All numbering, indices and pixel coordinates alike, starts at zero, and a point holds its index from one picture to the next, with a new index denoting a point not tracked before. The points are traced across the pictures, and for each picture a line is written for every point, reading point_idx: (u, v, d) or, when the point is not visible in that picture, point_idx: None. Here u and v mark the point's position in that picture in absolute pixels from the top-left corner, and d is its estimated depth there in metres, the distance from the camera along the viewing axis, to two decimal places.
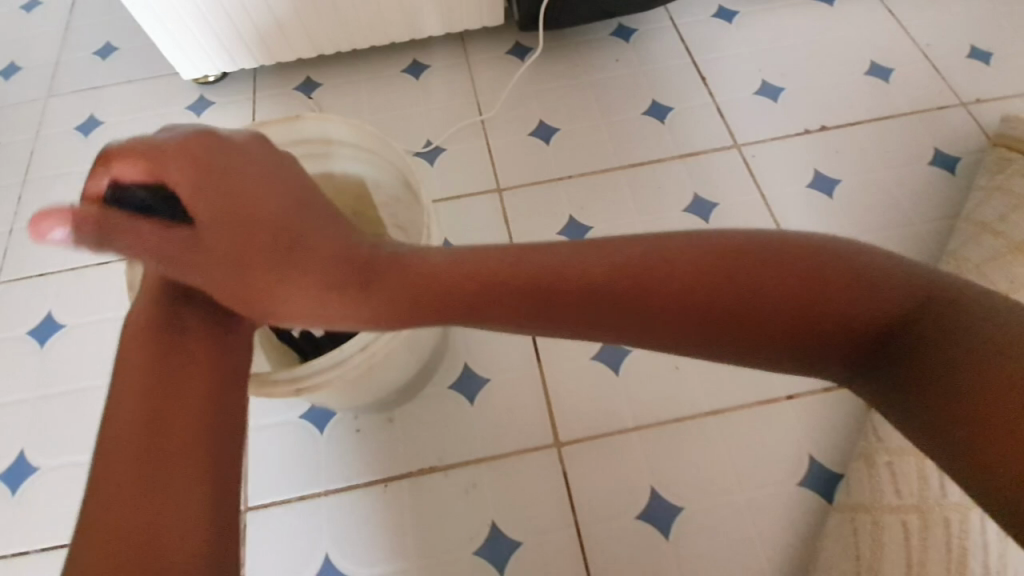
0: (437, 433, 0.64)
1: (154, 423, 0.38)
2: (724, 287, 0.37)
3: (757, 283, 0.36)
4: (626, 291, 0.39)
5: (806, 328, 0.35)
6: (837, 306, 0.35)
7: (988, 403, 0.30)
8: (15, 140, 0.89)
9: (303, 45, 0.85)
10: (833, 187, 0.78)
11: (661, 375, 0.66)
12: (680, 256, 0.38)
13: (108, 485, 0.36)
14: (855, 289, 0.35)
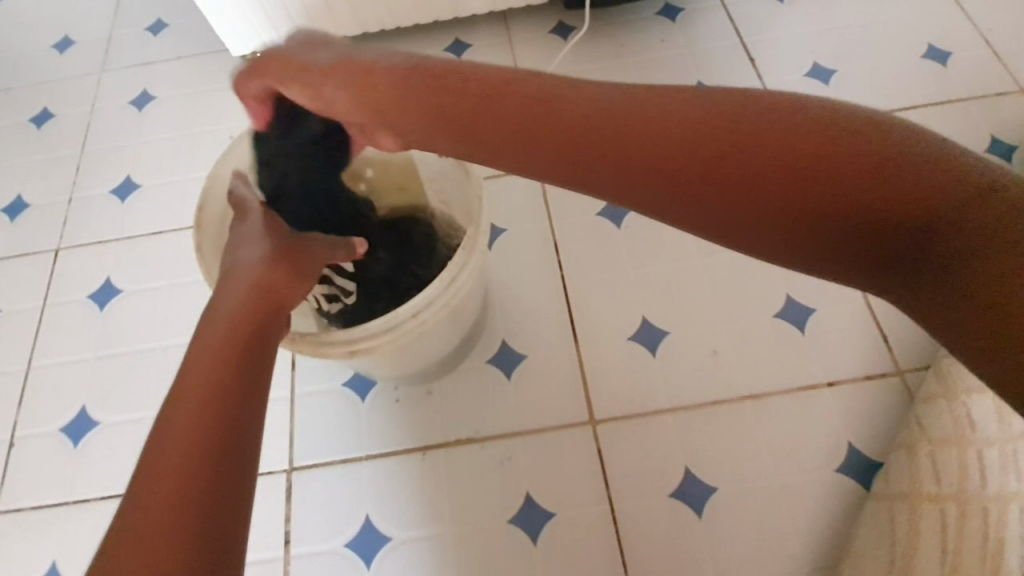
0: (474, 405, 0.65)
1: (222, 440, 0.34)
2: (695, 143, 0.33)
3: (765, 141, 0.32)
4: (618, 142, 0.35)
5: (787, 192, 0.31)
6: (833, 168, 0.30)
7: (967, 258, 0.28)
8: (73, 112, 0.92)
9: (349, 22, 0.86)
10: None
11: (698, 358, 0.66)
12: (664, 120, 0.34)
13: (159, 497, 0.31)
14: (840, 142, 0.31)
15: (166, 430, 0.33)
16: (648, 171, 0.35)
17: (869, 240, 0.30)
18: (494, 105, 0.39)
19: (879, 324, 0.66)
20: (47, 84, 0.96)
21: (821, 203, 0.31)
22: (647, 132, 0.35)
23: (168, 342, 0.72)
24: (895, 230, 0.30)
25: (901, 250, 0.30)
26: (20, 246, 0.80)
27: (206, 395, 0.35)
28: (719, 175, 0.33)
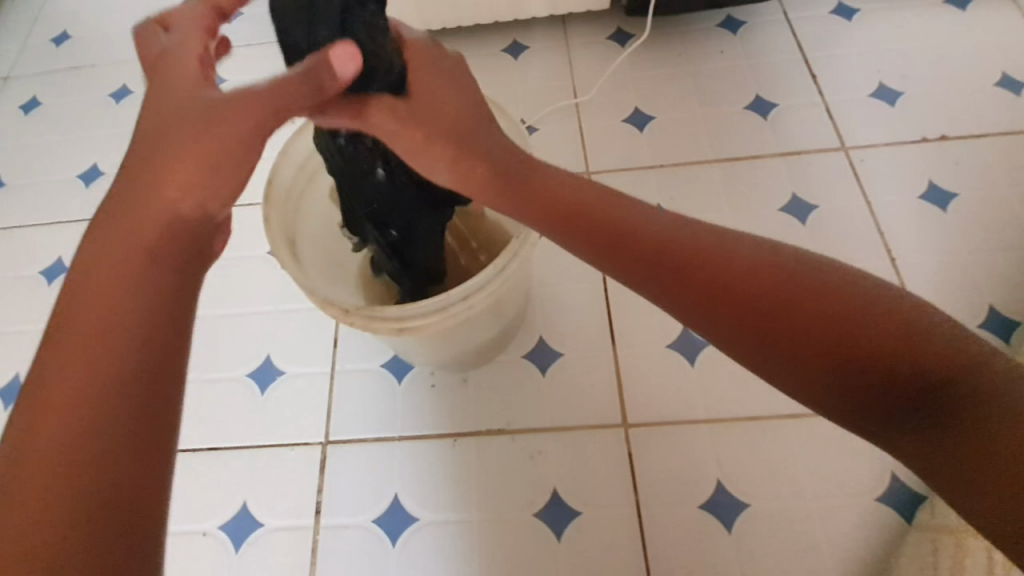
0: (508, 397, 0.66)
1: (125, 366, 0.30)
2: (713, 273, 0.37)
3: (761, 289, 0.36)
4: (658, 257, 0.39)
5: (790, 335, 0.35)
6: (819, 320, 0.34)
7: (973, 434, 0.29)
8: None
9: (415, 19, 0.89)
10: (947, 201, 0.74)
11: (738, 371, 0.65)
12: (685, 245, 0.39)
13: (57, 426, 0.28)
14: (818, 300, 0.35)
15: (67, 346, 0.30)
16: (664, 278, 0.39)
17: (838, 361, 0.33)
18: (539, 191, 0.44)
19: None
20: (126, 62, 1.02)
21: (817, 345, 0.34)
22: (651, 242, 0.40)
23: (223, 312, 0.74)
24: (854, 350, 0.33)
25: (862, 369, 0.33)
26: (91, 211, 0.86)
27: (109, 301, 0.31)
28: (713, 286, 0.37)
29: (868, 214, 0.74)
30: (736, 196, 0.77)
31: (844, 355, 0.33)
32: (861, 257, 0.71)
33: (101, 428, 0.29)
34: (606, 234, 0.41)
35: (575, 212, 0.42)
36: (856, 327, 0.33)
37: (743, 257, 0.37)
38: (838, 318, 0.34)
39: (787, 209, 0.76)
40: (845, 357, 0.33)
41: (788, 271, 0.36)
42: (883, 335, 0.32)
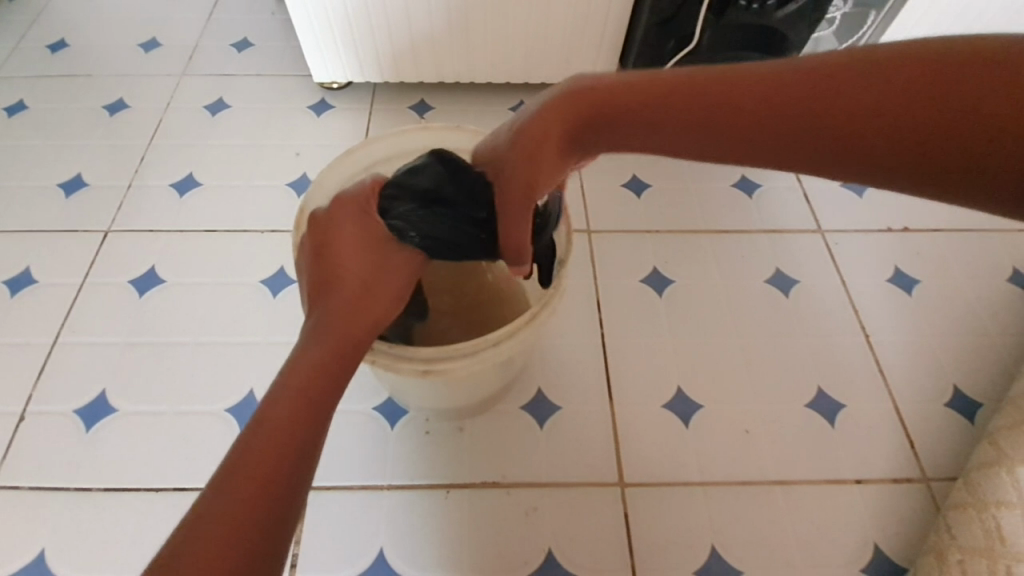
0: (504, 449, 0.64)
1: (292, 465, 0.35)
2: (793, 134, 0.40)
3: (837, 124, 0.39)
4: (740, 141, 0.42)
5: (863, 151, 0.39)
6: (874, 103, 0.38)
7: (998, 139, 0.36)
8: (148, 106, 0.96)
9: (428, 69, 0.92)
10: (913, 285, 0.80)
11: (730, 436, 0.67)
12: (767, 105, 0.41)
13: (226, 509, 0.32)
14: (878, 103, 0.38)
15: (251, 444, 0.35)
16: (749, 154, 0.43)
17: (906, 129, 0.38)
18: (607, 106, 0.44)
19: (905, 429, 0.68)
20: (125, 76, 1.00)
21: (874, 131, 0.38)
22: (737, 129, 0.42)
23: (206, 339, 0.71)
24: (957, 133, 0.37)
25: (938, 163, 0.38)
26: (71, 223, 0.81)
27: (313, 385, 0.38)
28: (799, 143, 0.41)
29: (845, 292, 0.78)
30: (726, 263, 0.80)
31: (931, 125, 0.37)
32: (841, 332, 0.75)
33: (259, 513, 0.33)
34: (683, 128, 0.43)
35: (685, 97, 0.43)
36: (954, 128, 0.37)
37: (823, 76, 0.39)
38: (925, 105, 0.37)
39: (772, 281, 0.79)
40: (877, 134, 0.38)
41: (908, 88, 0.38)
42: (926, 91, 0.37)
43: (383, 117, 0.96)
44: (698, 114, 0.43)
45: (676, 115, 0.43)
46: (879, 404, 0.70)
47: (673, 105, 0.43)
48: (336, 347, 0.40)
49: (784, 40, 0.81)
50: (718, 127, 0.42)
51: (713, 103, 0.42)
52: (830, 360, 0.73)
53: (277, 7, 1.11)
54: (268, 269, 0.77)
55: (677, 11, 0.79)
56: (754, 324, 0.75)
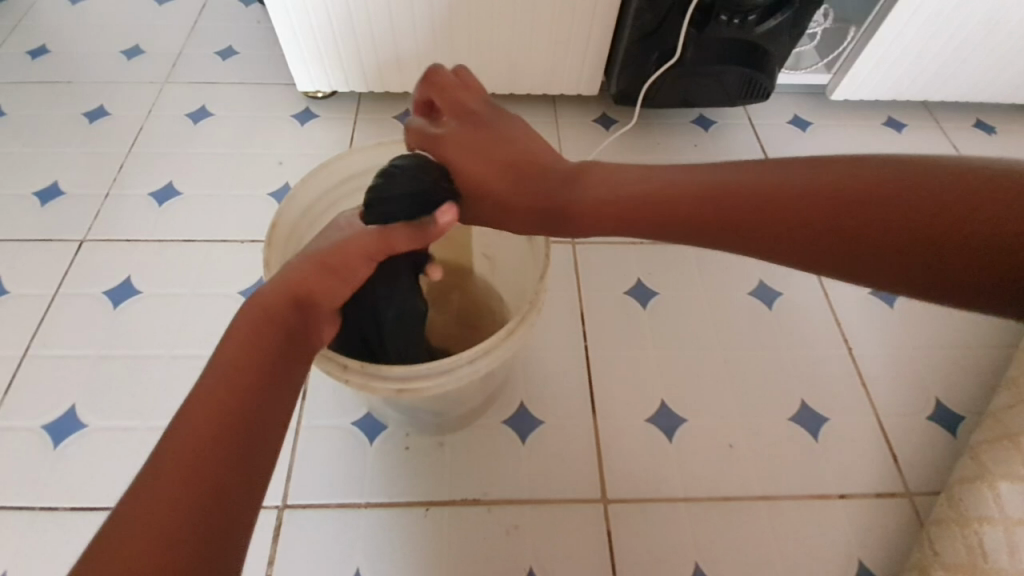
0: (485, 465, 0.63)
1: (220, 436, 0.33)
2: (790, 237, 0.42)
3: (832, 230, 0.40)
4: (739, 239, 0.44)
5: (865, 255, 0.40)
6: (868, 217, 0.39)
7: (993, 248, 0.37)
8: (128, 114, 0.95)
9: (413, 79, 0.92)
10: (895, 298, 0.80)
11: (714, 450, 0.66)
12: (764, 208, 0.42)
13: (159, 475, 0.31)
14: (870, 212, 0.39)
15: (183, 424, 0.33)
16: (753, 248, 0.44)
17: (901, 241, 0.39)
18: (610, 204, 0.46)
19: (888, 442, 0.68)
20: (105, 84, 0.99)
21: (872, 237, 0.40)
22: (736, 230, 0.43)
23: (181, 352, 0.69)
24: (952, 252, 0.38)
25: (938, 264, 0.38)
26: (45, 232, 0.79)
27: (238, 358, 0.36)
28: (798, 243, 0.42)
29: (828, 305, 0.79)
30: (710, 276, 0.80)
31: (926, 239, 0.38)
32: (824, 344, 0.75)
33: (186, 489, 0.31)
34: (686, 228, 0.44)
35: (677, 205, 0.44)
36: (949, 253, 0.38)
37: (803, 191, 0.41)
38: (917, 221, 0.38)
39: (757, 293, 0.79)
40: (876, 239, 0.39)
41: (898, 202, 0.39)
42: (921, 203, 0.38)
43: (368, 126, 0.95)
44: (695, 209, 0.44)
45: (677, 209, 0.44)
46: (862, 417, 0.70)
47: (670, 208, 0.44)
48: (271, 316, 0.38)
49: (766, 55, 0.82)
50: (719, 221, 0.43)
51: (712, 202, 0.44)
52: (813, 373, 0.72)
53: (262, 15, 1.11)
54: (247, 281, 0.76)
55: (659, 26, 0.79)
56: (737, 337, 0.74)
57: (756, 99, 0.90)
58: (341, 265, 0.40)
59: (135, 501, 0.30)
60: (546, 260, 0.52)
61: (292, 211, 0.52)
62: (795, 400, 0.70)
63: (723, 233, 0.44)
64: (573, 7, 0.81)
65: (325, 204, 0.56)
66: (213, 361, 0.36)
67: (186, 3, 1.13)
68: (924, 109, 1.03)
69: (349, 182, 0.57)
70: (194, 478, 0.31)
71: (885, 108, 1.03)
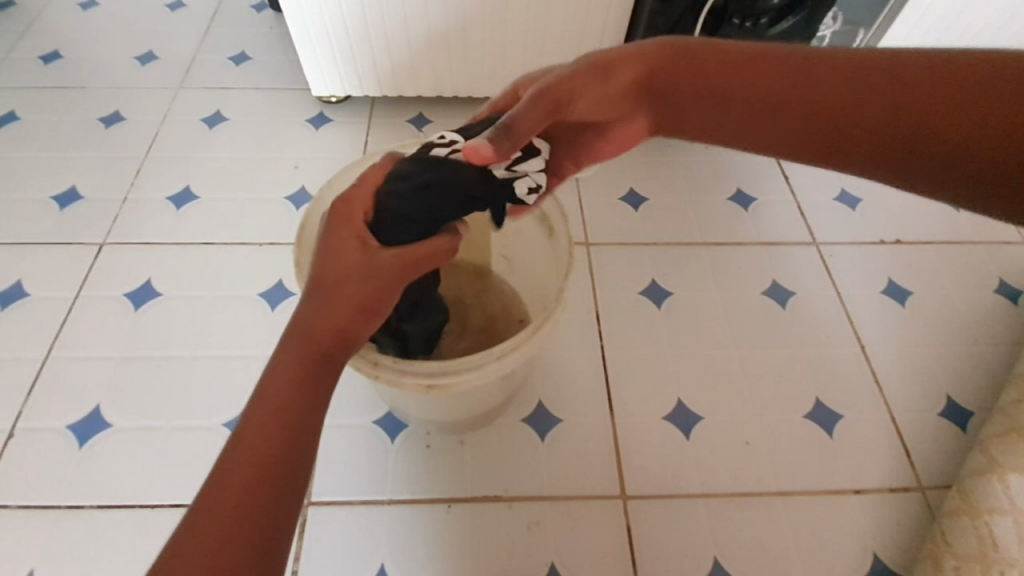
0: (505, 462, 0.64)
1: (261, 498, 0.32)
2: (792, 104, 0.43)
3: (837, 104, 0.41)
4: (745, 108, 0.45)
5: (865, 127, 0.41)
6: (872, 98, 0.40)
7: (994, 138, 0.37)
8: (145, 119, 0.96)
9: (427, 83, 0.93)
10: (906, 297, 0.81)
11: (730, 447, 0.67)
12: (777, 74, 0.43)
13: (202, 534, 0.31)
14: (878, 90, 0.40)
15: (228, 471, 0.32)
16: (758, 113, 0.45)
17: (903, 115, 0.40)
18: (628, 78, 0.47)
19: (901, 438, 0.69)
20: (121, 89, 1.00)
21: (877, 113, 0.40)
22: (742, 98, 0.45)
23: (203, 353, 0.70)
24: (970, 144, 0.38)
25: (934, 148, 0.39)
26: (65, 235, 0.80)
27: (277, 410, 0.34)
28: (802, 109, 0.42)
29: (840, 304, 0.79)
30: (723, 276, 0.81)
31: (929, 120, 0.39)
32: (837, 342, 0.76)
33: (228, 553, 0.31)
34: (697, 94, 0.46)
35: (711, 77, 0.45)
36: (935, 134, 0.39)
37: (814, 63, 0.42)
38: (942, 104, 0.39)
39: (769, 292, 0.80)
40: (873, 114, 0.40)
41: (898, 77, 0.40)
42: (929, 86, 0.39)
43: (381, 130, 0.96)
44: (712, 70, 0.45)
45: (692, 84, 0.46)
46: (876, 414, 0.71)
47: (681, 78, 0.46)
48: (308, 364, 0.36)
49: None
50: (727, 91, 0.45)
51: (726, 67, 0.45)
52: (827, 370, 0.73)
53: (275, 21, 1.12)
54: (266, 282, 0.77)
55: (672, 30, 0.80)
56: (751, 335, 0.75)
57: None
58: (370, 301, 0.38)
59: (185, 549, 0.31)
60: (569, 261, 0.52)
61: (318, 211, 0.53)
62: (809, 397, 0.71)
63: (747, 107, 0.45)
64: (585, 12, 0.82)
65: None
66: (252, 404, 0.34)
67: (199, 10, 1.14)
68: None
69: None
70: (239, 534, 0.31)
71: None
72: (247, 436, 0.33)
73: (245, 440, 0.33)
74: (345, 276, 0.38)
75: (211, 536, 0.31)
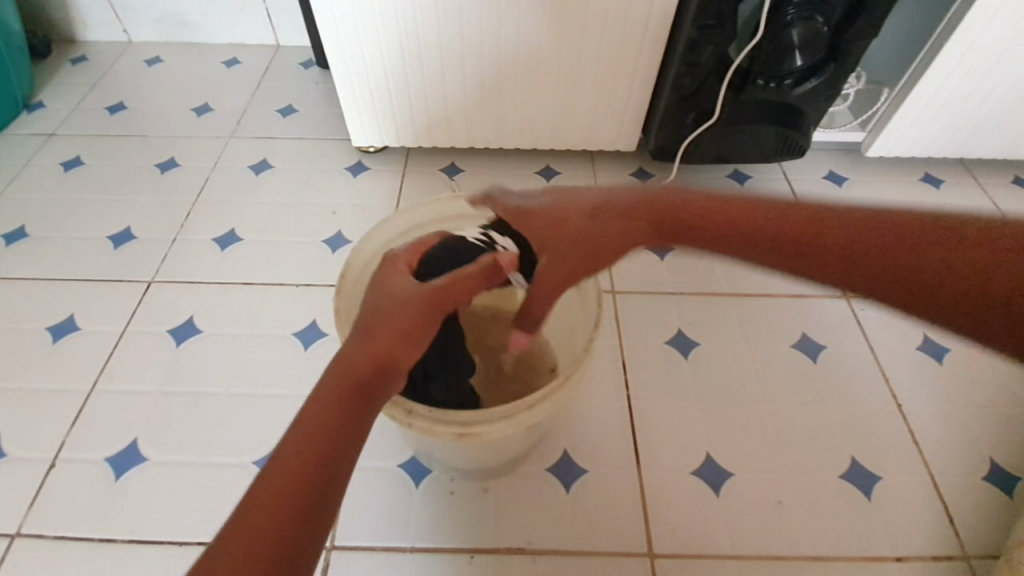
0: (529, 512, 0.63)
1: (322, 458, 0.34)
2: (801, 238, 0.39)
3: (843, 238, 0.39)
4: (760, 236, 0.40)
5: (880, 264, 0.38)
6: (877, 241, 0.38)
7: (992, 273, 0.36)
8: (197, 165, 1.02)
9: (461, 136, 0.97)
10: (943, 353, 0.79)
11: (762, 506, 0.65)
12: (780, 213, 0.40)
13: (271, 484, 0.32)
14: (880, 229, 0.38)
15: (267, 480, 0.32)
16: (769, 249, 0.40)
17: (910, 259, 0.38)
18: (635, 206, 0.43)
19: (945, 503, 0.66)
20: (177, 138, 1.08)
21: (886, 253, 0.38)
22: (738, 237, 0.41)
23: (238, 390, 0.72)
24: (972, 278, 0.37)
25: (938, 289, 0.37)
26: (117, 272, 0.85)
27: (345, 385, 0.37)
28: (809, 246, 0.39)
29: (874, 359, 0.78)
30: (751, 327, 0.80)
31: (935, 257, 0.37)
32: (872, 399, 0.74)
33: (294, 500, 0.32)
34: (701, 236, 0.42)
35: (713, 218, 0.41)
36: (938, 274, 0.37)
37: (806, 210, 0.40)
38: (909, 240, 0.38)
39: (799, 345, 0.79)
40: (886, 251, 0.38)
41: (888, 221, 0.39)
42: (926, 234, 0.38)
43: (416, 179, 1.01)
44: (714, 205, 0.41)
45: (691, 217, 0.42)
46: (916, 477, 0.68)
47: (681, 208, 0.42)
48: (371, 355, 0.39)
49: (801, 116, 0.86)
50: (730, 223, 0.41)
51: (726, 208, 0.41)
52: (862, 428, 0.71)
53: (321, 77, 1.20)
54: (301, 322, 0.79)
55: (697, 89, 0.83)
56: (781, 389, 0.74)
57: (790, 155, 0.93)
58: (413, 329, 0.41)
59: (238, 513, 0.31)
60: (598, 316, 0.53)
61: (358, 260, 0.56)
62: (845, 456, 0.69)
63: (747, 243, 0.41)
64: (613, 73, 0.86)
65: (386, 253, 0.59)
66: (326, 380, 0.37)
67: (253, 67, 1.23)
68: (960, 165, 1.04)
69: (411, 234, 0.61)
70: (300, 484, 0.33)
71: (920, 164, 1.05)
72: (315, 405, 0.36)
73: (314, 408, 0.35)
74: (396, 304, 0.42)
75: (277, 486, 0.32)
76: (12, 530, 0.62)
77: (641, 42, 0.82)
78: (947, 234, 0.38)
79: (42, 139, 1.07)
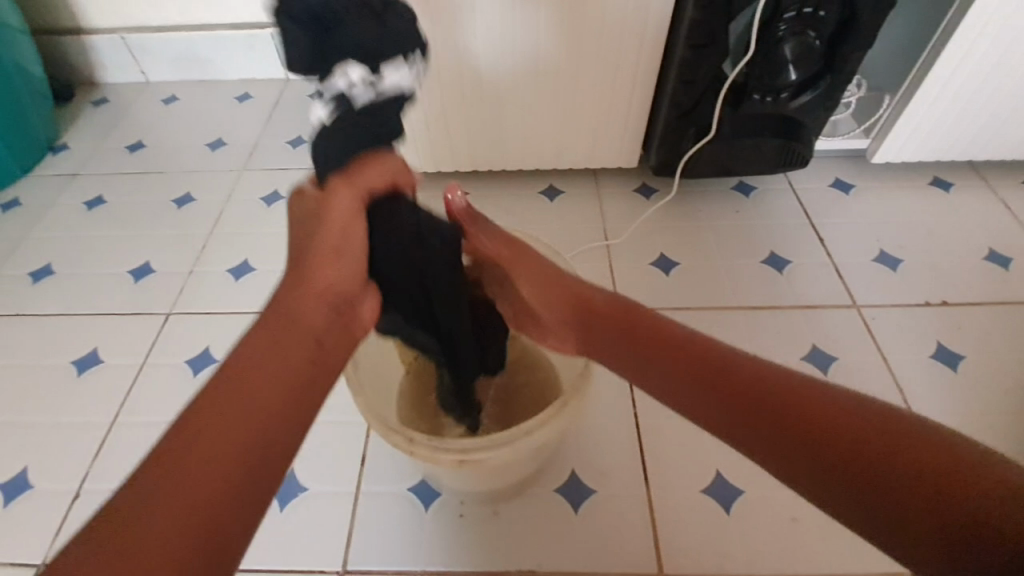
0: (538, 534, 0.63)
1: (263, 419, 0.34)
2: (709, 370, 0.39)
3: (746, 385, 0.37)
4: (671, 357, 0.41)
5: (771, 415, 0.35)
6: (779, 395, 0.36)
7: (896, 476, 0.30)
8: (211, 199, 1.06)
9: (464, 159, 0.99)
10: (958, 362, 0.77)
11: (775, 524, 0.64)
12: (694, 354, 0.41)
13: (201, 441, 0.32)
14: (785, 395, 0.35)
15: (198, 440, 0.32)
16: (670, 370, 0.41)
17: (804, 435, 0.33)
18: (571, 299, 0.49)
19: None
20: (192, 173, 1.12)
21: (778, 417, 0.35)
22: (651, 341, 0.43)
23: None
24: (866, 462, 0.31)
25: (836, 459, 0.32)
26: (137, 306, 0.88)
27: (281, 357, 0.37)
28: (715, 382, 0.38)
29: (886, 369, 0.77)
30: (759, 340, 0.80)
31: (825, 437, 0.33)
32: None
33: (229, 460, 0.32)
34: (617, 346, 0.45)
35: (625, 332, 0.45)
36: (829, 449, 0.32)
37: (718, 358, 0.40)
38: (804, 416, 0.34)
39: (809, 358, 0.78)
40: (781, 411, 0.35)
41: (794, 386, 0.36)
42: (829, 416, 0.33)
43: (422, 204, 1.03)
44: (642, 334, 0.44)
45: (597, 323, 0.47)
46: None
47: (612, 322, 0.46)
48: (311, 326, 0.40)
49: (801, 126, 0.86)
50: (642, 344, 0.43)
51: (644, 333, 0.44)
52: None
53: None
54: None
55: (694, 106, 0.84)
56: None
57: (793, 166, 0.93)
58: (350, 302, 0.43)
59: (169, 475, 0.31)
60: None
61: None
62: None
63: (659, 355, 0.42)
64: (610, 91, 0.87)
65: None
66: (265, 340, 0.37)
67: (264, 100, 1.28)
68: (969, 168, 1.03)
69: None
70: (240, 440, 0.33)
71: (929, 167, 1.03)
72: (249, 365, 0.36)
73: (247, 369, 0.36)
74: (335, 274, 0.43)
75: (212, 437, 0.32)
76: (39, 560, 0.65)
77: (636, 62, 0.83)
78: (856, 421, 0.32)
79: (67, 179, 1.12)
